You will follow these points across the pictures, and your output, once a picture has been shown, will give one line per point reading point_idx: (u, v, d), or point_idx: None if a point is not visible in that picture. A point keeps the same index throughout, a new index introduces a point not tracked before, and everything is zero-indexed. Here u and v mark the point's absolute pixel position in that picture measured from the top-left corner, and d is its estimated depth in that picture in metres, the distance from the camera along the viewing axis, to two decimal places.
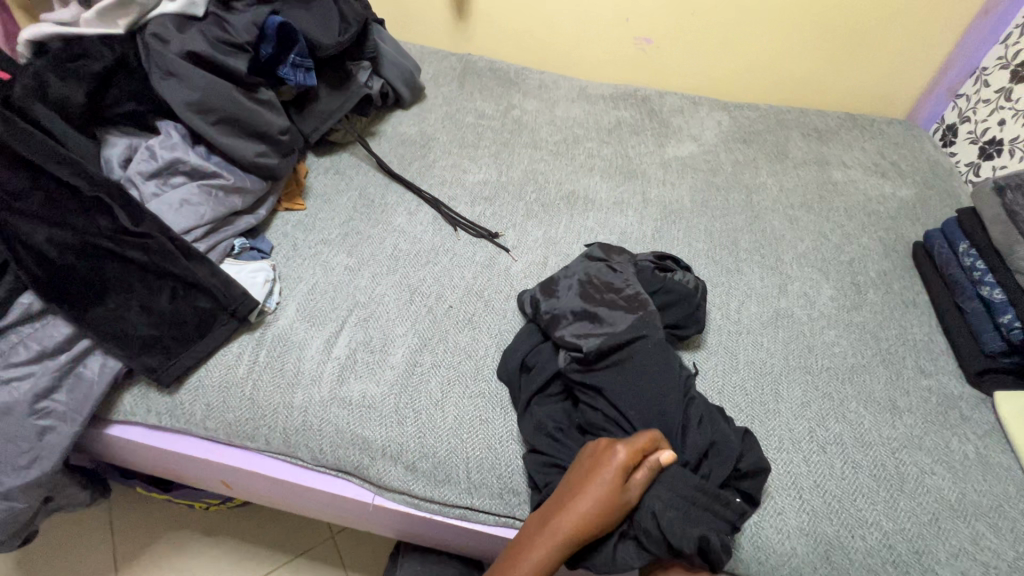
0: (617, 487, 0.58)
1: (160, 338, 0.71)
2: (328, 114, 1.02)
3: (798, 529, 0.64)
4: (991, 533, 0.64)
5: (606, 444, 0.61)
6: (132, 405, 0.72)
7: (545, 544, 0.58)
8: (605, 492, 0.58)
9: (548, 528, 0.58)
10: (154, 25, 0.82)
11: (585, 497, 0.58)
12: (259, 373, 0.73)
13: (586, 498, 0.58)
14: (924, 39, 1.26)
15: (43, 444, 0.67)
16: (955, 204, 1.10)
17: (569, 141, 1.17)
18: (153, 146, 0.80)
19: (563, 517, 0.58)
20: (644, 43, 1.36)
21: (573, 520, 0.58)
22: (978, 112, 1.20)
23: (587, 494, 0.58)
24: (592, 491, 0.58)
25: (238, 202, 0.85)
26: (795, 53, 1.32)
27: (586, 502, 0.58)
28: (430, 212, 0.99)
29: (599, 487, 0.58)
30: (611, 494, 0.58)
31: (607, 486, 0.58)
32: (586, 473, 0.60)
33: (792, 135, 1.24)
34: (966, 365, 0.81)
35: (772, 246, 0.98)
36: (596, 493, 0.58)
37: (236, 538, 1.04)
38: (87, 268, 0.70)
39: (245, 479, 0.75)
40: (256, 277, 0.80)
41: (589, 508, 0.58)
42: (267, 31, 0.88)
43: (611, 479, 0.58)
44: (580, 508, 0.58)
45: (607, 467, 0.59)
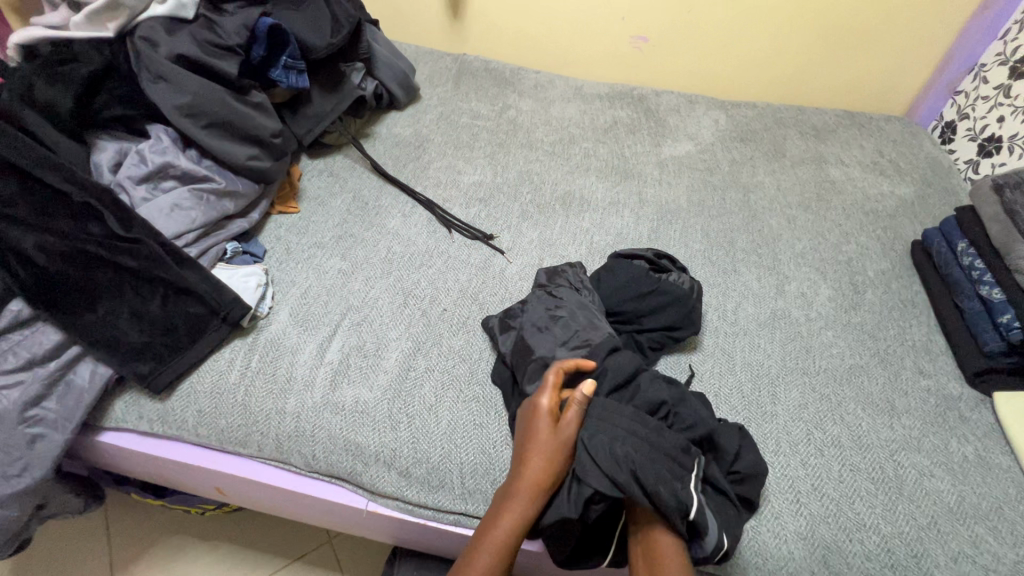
0: (553, 430, 0.61)
1: (151, 344, 0.71)
2: (322, 117, 1.02)
3: (795, 533, 0.63)
4: (991, 536, 0.63)
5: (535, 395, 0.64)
6: (124, 411, 0.72)
7: (508, 512, 0.58)
8: (541, 439, 0.60)
9: (507, 497, 0.59)
10: (143, 29, 0.81)
11: (528, 452, 0.60)
12: (251, 380, 0.73)
13: (531, 451, 0.60)
14: (921, 36, 1.25)
15: (33, 452, 0.66)
16: (954, 202, 1.10)
17: (565, 141, 1.16)
18: (144, 151, 0.80)
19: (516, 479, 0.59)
20: (640, 42, 1.35)
21: (523, 480, 0.59)
22: (977, 109, 1.19)
23: (528, 447, 0.60)
24: (531, 442, 0.61)
25: (231, 206, 0.84)
26: (792, 51, 1.31)
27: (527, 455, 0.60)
28: (424, 214, 0.98)
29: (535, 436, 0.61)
30: (548, 437, 0.61)
31: (544, 430, 0.61)
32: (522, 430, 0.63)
33: (790, 134, 1.24)
34: (965, 365, 0.80)
35: (769, 246, 0.97)
36: (536, 442, 0.60)
37: (233, 543, 1.04)
38: (77, 274, 0.70)
39: (239, 485, 0.75)
40: (248, 281, 0.79)
41: (534, 461, 0.60)
42: (257, 32, 0.87)
43: (545, 424, 0.61)
44: (526, 465, 0.60)
45: (534, 415, 0.62)
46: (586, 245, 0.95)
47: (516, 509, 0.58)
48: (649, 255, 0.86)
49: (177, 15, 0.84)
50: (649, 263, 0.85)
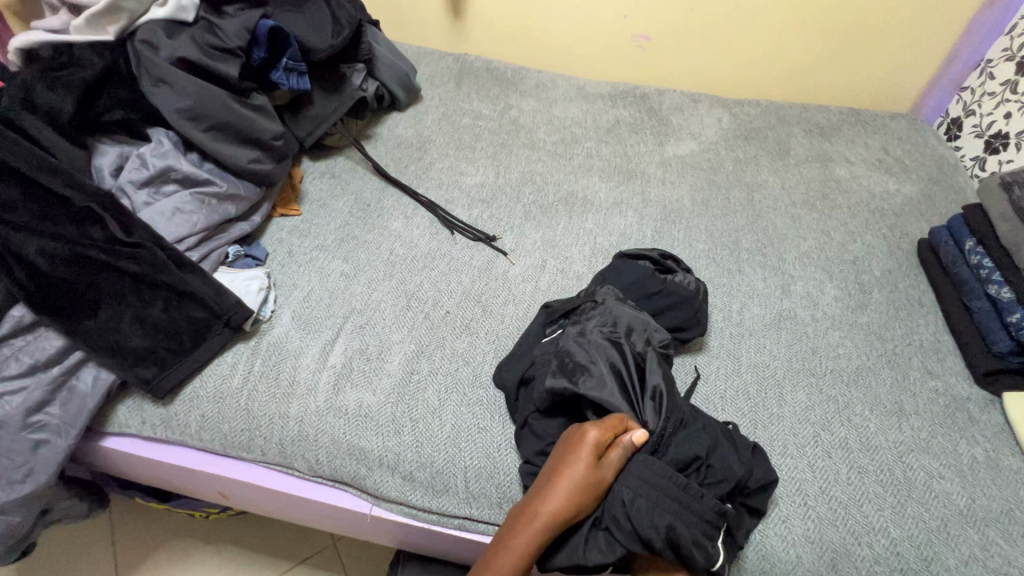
0: (593, 465, 0.58)
1: (154, 349, 0.70)
2: (323, 118, 1.01)
3: (803, 537, 0.62)
4: (1002, 539, 0.63)
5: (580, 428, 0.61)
6: (127, 416, 0.72)
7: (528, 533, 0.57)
8: (580, 473, 0.58)
9: (529, 517, 0.57)
10: (144, 32, 0.81)
11: (563, 481, 0.58)
12: (254, 384, 0.72)
13: (564, 481, 0.58)
14: (927, 33, 1.24)
15: (36, 458, 0.66)
16: (961, 200, 1.09)
17: (568, 141, 1.16)
18: (145, 155, 0.79)
19: (542, 503, 0.57)
20: (643, 40, 1.34)
21: (550, 508, 0.57)
22: (983, 106, 1.18)
23: (563, 477, 0.58)
24: (569, 473, 0.58)
25: (232, 209, 0.84)
26: (796, 48, 1.30)
27: (561, 488, 0.58)
28: (426, 215, 0.98)
29: (574, 469, 0.58)
30: (587, 475, 0.58)
31: (584, 468, 0.58)
32: (562, 455, 0.60)
33: (794, 132, 1.23)
34: (974, 366, 0.79)
35: (774, 246, 0.96)
36: (574, 474, 0.58)
37: (237, 546, 1.04)
38: (78, 279, 0.70)
39: (242, 490, 0.75)
40: (251, 285, 0.79)
41: (568, 496, 0.57)
42: (258, 35, 0.87)
43: (590, 458, 0.58)
44: (556, 494, 0.57)
45: (582, 446, 0.59)
46: (589, 246, 0.95)
47: (535, 533, 0.57)
48: (654, 254, 0.85)
49: (177, 17, 0.84)
50: (654, 263, 0.84)
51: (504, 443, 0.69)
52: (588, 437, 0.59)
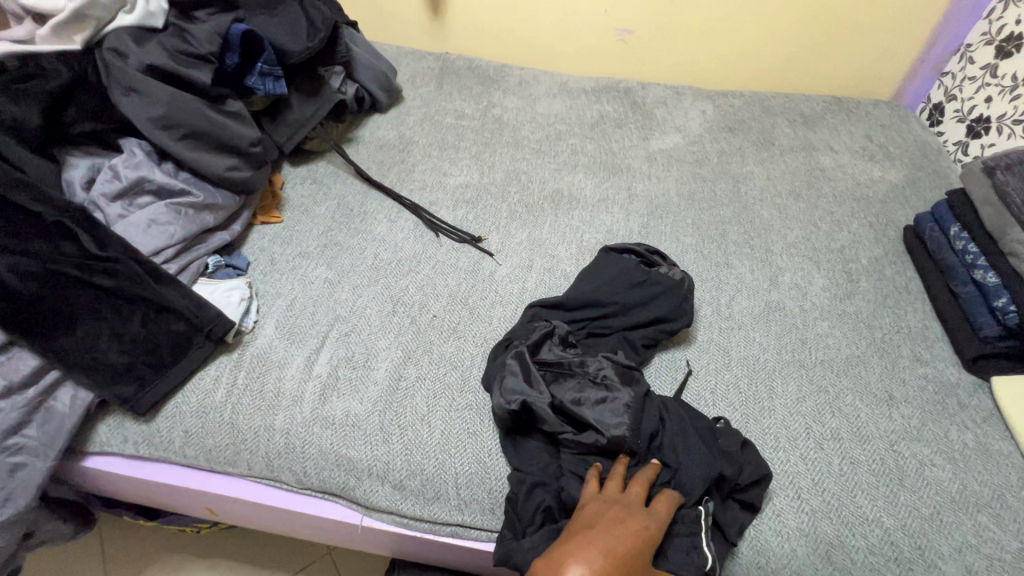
0: (644, 552, 0.54)
1: (133, 365, 0.69)
2: (303, 123, 0.99)
3: (798, 530, 0.62)
4: (994, 524, 0.63)
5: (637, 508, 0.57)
6: (108, 435, 0.70)
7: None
8: (627, 552, 0.52)
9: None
10: (111, 39, 0.79)
11: (608, 564, 0.51)
12: (238, 397, 0.71)
13: (607, 559, 0.52)
14: (906, 19, 1.24)
15: (14, 482, 0.64)
16: (945, 185, 1.09)
17: (552, 139, 1.15)
18: (117, 166, 0.77)
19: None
20: (625, 34, 1.33)
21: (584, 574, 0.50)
22: (964, 90, 1.19)
23: (609, 554, 0.52)
24: (616, 552, 0.52)
25: (211, 219, 0.82)
26: (778, 37, 1.30)
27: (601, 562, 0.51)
28: (410, 218, 0.97)
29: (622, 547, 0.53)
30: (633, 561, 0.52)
31: (633, 553, 0.53)
32: (605, 529, 0.54)
33: (778, 122, 1.22)
34: (963, 351, 0.79)
35: (762, 238, 0.96)
36: (622, 553, 0.52)
37: (231, 560, 1.02)
38: (50, 296, 0.68)
39: (230, 506, 0.73)
40: (231, 296, 0.77)
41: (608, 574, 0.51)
42: (230, 39, 0.85)
43: (639, 538, 0.54)
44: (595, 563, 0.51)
45: (631, 526, 0.55)
46: (576, 244, 0.94)
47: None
48: (643, 251, 0.85)
49: (146, 23, 0.82)
50: (639, 257, 0.85)
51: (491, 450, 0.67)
52: (637, 519, 0.56)
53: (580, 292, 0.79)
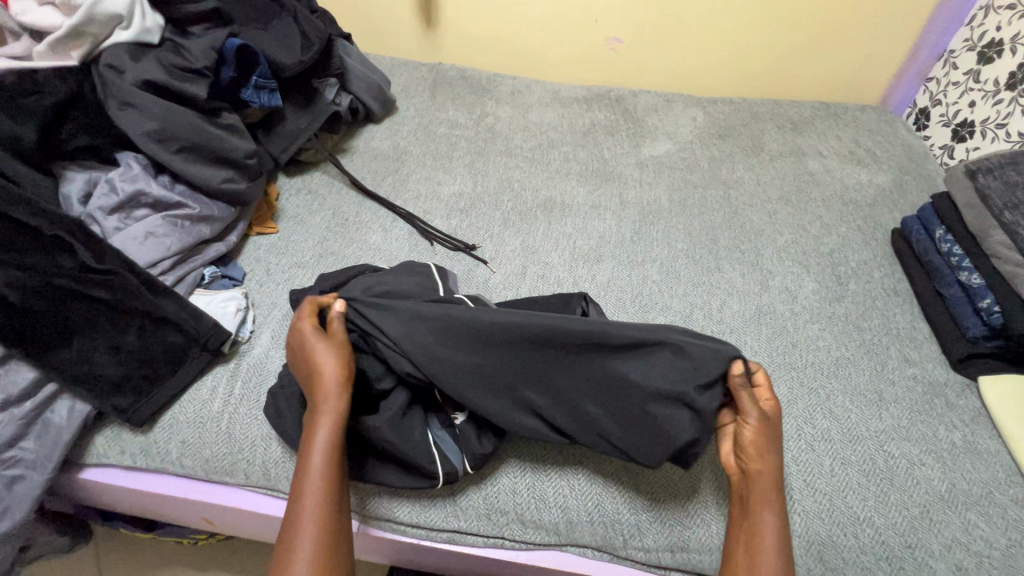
0: (343, 363, 0.61)
1: (130, 376, 0.69)
2: (297, 134, 1.01)
3: (790, 531, 0.63)
4: (983, 522, 0.64)
5: (300, 336, 0.63)
6: (105, 447, 0.70)
7: (324, 445, 0.58)
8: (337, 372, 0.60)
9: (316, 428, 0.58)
10: (108, 56, 0.80)
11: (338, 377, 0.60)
12: (234, 407, 0.71)
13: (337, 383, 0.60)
14: (890, 24, 1.26)
15: (12, 495, 0.64)
16: (931, 188, 1.11)
17: (544, 146, 1.16)
18: (113, 180, 0.78)
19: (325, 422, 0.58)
20: (615, 43, 1.35)
21: (330, 404, 0.59)
22: (948, 95, 1.21)
23: (325, 396, 0.59)
24: (313, 377, 0.60)
25: (206, 230, 0.83)
26: (764, 45, 1.32)
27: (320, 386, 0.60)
28: (405, 227, 0.98)
29: (320, 360, 0.61)
30: (328, 361, 0.61)
31: (329, 359, 0.61)
32: (308, 386, 0.61)
33: (767, 128, 1.24)
34: (949, 351, 0.81)
35: (752, 242, 0.97)
36: (322, 375, 0.60)
37: (228, 571, 1.02)
38: (47, 310, 0.68)
39: (227, 515, 0.74)
40: (228, 306, 0.78)
41: (325, 396, 0.59)
42: (225, 53, 0.87)
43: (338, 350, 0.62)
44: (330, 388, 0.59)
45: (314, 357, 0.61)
46: (569, 250, 0.95)
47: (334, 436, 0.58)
48: (577, 304, 0.77)
49: (142, 39, 0.83)
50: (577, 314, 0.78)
51: (430, 451, 0.64)
52: (319, 349, 0.61)
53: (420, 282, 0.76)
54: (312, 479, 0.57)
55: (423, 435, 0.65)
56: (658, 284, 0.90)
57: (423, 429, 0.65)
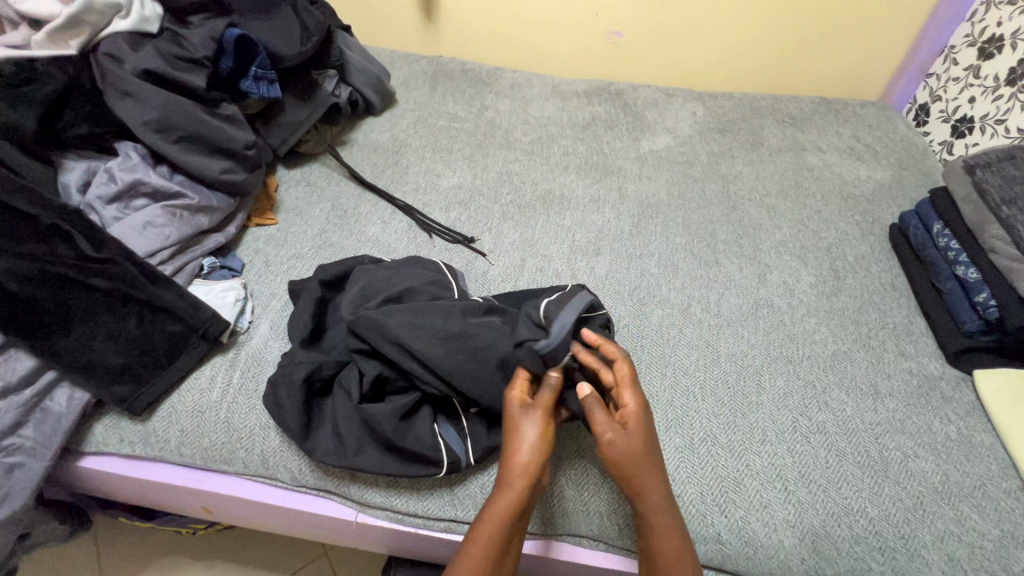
0: (547, 434, 0.58)
1: (129, 365, 0.69)
2: (296, 126, 1.01)
3: (785, 521, 0.63)
4: (975, 513, 0.64)
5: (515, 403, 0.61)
6: (104, 435, 0.71)
7: (535, 442, 0.57)
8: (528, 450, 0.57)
9: (490, 510, 0.56)
10: (107, 44, 0.80)
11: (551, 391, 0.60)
12: (233, 396, 0.72)
13: (547, 393, 0.60)
14: (891, 20, 1.26)
15: (11, 481, 0.64)
16: (930, 184, 1.11)
17: (544, 140, 1.16)
18: (112, 169, 0.79)
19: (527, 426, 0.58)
20: (615, 37, 1.35)
21: (506, 484, 0.57)
22: (948, 91, 1.21)
23: (514, 466, 0.57)
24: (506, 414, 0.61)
25: (206, 221, 0.83)
26: (765, 40, 1.32)
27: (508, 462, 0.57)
28: (404, 219, 0.98)
29: (528, 436, 0.58)
30: (530, 436, 0.58)
31: (536, 433, 0.58)
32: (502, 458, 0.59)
33: (766, 123, 1.24)
34: (945, 346, 0.81)
35: (750, 236, 0.98)
36: (528, 449, 0.57)
37: (227, 561, 1.03)
38: (47, 299, 0.68)
39: (226, 504, 0.74)
40: (227, 297, 0.78)
41: (526, 468, 0.57)
42: (225, 44, 0.86)
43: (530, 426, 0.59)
44: (509, 465, 0.57)
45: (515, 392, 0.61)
46: (568, 244, 0.95)
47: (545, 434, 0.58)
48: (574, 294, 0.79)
49: (141, 29, 0.84)
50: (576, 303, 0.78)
51: (435, 442, 0.64)
52: (520, 429, 0.59)
53: (426, 277, 0.76)
54: (516, 482, 0.56)
55: (427, 428, 0.65)
56: (656, 277, 0.90)
57: (429, 420, 0.66)
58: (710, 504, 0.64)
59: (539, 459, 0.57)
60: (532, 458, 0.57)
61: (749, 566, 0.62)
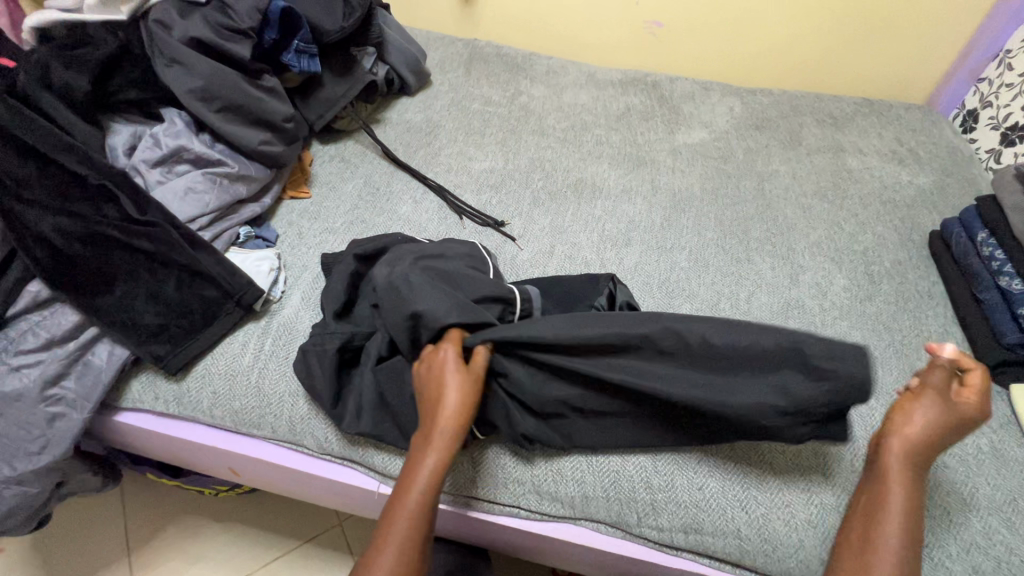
0: (471, 385, 0.60)
1: (166, 326, 0.71)
2: (334, 101, 1.01)
3: (806, 522, 0.63)
4: (1004, 528, 0.63)
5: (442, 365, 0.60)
6: (140, 392, 0.73)
7: (457, 400, 0.59)
8: (466, 404, 0.59)
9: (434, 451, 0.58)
10: (157, 11, 0.82)
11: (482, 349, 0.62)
12: (264, 363, 0.73)
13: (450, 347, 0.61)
14: (944, 20, 1.21)
15: (53, 430, 0.67)
16: (974, 192, 1.07)
17: (577, 128, 1.15)
18: (158, 135, 0.80)
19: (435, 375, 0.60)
20: (654, 27, 1.33)
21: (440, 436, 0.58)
22: (1000, 97, 1.16)
23: (445, 413, 0.58)
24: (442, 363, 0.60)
25: (243, 190, 0.84)
26: (809, 37, 1.28)
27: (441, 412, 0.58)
28: (435, 200, 0.98)
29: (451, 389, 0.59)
30: (455, 391, 0.59)
31: (455, 384, 0.59)
32: (428, 402, 0.60)
33: (806, 122, 1.21)
34: (981, 357, 0.79)
35: (785, 235, 0.96)
36: (453, 403, 0.58)
37: (246, 524, 1.06)
38: (90, 256, 0.71)
39: (251, 466, 0.76)
40: (261, 266, 0.80)
41: (453, 418, 0.58)
42: (270, 15, 0.87)
43: (458, 384, 0.59)
44: (441, 420, 0.58)
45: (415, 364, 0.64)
46: (598, 233, 0.94)
47: (466, 399, 0.59)
48: (604, 284, 0.78)
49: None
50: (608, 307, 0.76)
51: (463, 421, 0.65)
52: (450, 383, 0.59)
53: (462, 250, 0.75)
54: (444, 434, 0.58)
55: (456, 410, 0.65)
56: (686, 271, 0.89)
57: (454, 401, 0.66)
58: (730, 500, 0.64)
59: (460, 413, 0.58)
60: (456, 411, 0.58)
61: (766, 563, 0.63)
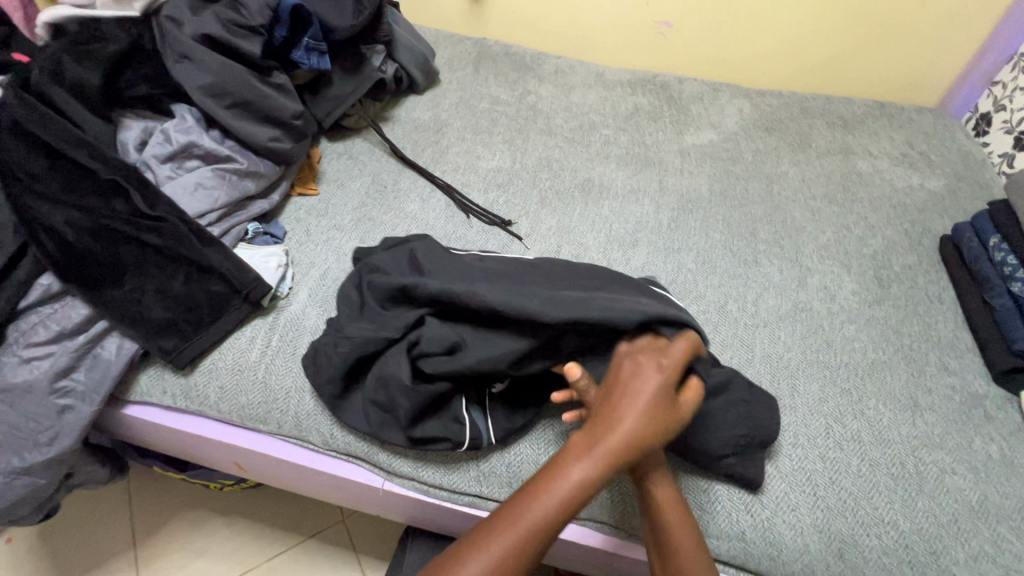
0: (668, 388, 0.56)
1: (175, 320, 0.72)
2: (342, 99, 1.01)
3: (811, 526, 0.63)
4: (1013, 536, 0.62)
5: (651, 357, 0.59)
6: (148, 385, 0.73)
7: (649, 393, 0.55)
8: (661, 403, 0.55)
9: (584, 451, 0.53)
10: (169, 8, 0.83)
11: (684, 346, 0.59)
12: (271, 358, 0.74)
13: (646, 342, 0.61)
14: (958, 23, 1.20)
15: (62, 422, 0.68)
16: (986, 197, 1.06)
17: (585, 128, 1.15)
18: (169, 131, 0.81)
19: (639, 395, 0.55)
20: (664, 27, 1.32)
21: (605, 439, 0.53)
22: (1014, 100, 1.15)
23: (632, 406, 0.55)
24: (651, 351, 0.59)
25: (252, 186, 0.85)
26: (820, 38, 1.28)
27: (621, 405, 0.55)
28: (442, 199, 0.98)
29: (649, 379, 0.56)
30: (648, 388, 0.56)
31: (653, 379, 0.56)
32: (616, 395, 0.57)
33: (816, 124, 1.20)
34: (992, 364, 0.78)
35: (793, 238, 0.95)
36: (642, 400, 0.55)
37: (251, 518, 1.07)
38: (100, 250, 0.71)
39: (257, 461, 0.77)
40: (270, 261, 0.80)
41: (637, 410, 0.55)
42: (280, 12, 0.87)
43: (654, 379, 0.56)
44: (630, 416, 0.54)
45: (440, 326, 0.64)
46: (605, 233, 0.94)
47: (658, 399, 0.55)
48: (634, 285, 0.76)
49: None
50: None
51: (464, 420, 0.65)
52: (649, 372, 0.57)
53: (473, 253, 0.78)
54: (612, 433, 0.54)
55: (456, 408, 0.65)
56: (694, 273, 0.89)
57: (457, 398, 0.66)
58: (736, 504, 0.64)
59: (648, 409, 0.55)
60: (636, 404, 0.55)
61: (771, 566, 0.62)
